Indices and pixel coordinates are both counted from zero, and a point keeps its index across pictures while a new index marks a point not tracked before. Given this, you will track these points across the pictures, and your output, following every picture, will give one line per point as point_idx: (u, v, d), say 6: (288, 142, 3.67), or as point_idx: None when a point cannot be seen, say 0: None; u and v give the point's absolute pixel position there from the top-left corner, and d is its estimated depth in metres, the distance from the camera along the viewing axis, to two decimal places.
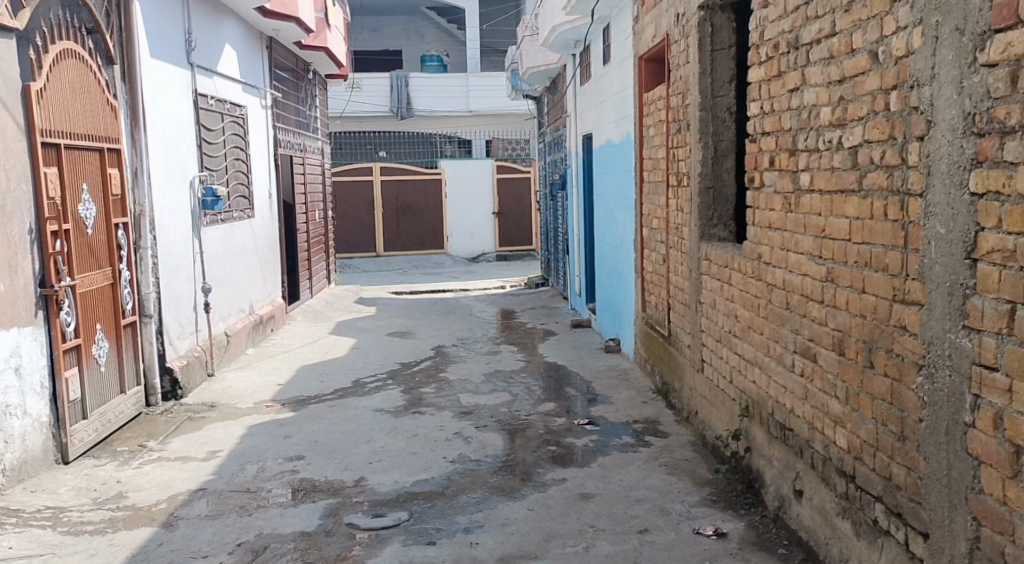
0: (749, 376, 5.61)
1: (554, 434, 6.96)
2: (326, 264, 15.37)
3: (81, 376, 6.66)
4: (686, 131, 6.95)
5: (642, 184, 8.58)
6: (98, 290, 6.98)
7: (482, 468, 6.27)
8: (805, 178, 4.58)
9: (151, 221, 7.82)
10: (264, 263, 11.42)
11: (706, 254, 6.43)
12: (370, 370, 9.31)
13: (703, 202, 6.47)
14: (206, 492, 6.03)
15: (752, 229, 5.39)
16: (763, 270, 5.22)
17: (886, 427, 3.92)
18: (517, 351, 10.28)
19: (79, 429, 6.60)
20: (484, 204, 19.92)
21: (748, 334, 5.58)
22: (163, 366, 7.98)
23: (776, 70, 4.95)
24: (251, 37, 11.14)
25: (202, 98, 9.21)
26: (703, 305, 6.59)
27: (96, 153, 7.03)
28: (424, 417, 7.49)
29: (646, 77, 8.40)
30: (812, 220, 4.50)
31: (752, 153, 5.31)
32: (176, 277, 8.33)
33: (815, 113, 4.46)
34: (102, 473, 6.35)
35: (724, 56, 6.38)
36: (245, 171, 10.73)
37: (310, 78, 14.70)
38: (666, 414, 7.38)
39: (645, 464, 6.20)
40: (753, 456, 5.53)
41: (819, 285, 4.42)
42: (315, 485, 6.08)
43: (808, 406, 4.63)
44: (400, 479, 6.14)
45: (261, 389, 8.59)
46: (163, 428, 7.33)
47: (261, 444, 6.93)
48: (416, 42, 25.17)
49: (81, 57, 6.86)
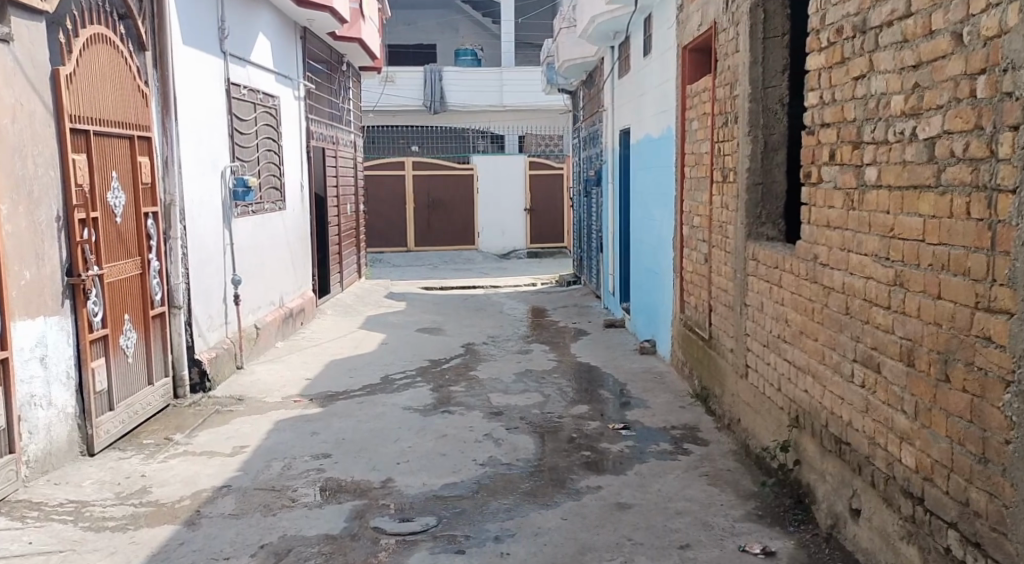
0: (800, 384, 5.27)
1: (588, 438, 6.66)
2: (356, 256, 15.15)
3: (107, 367, 6.42)
4: (734, 124, 6.62)
5: (683, 180, 8.26)
6: (126, 278, 6.75)
7: (514, 472, 5.97)
8: (872, 173, 4.26)
9: (181, 212, 7.58)
10: (295, 255, 11.20)
11: (754, 253, 6.11)
12: (399, 367, 9.04)
13: (752, 199, 6.16)
14: (230, 490, 5.77)
15: (807, 227, 5.06)
16: (819, 272, 4.89)
17: (962, 447, 3.59)
18: (549, 350, 9.99)
19: (105, 420, 6.36)
20: (517, 201, 19.56)
21: (801, 339, 5.25)
22: (192, 358, 7.72)
23: (839, 56, 4.63)
24: (286, 27, 10.91)
25: (234, 87, 8.97)
26: (749, 307, 6.27)
27: (126, 141, 6.80)
28: (454, 417, 7.21)
29: (691, 68, 8.08)
30: (879, 219, 4.18)
31: (809, 146, 4.98)
32: (206, 269, 8.10)
33: (885, 102, 4.13)
34: (127, 467, 6.11)
35: (777, 45, 6.06)
36: (276, 162, 10.49)
37: (344, 68, 14.46)
38: (705, 420, 7.07)
39: (683, 474, 5.88)
40: (804, 469, 5.20)
41: (886, 290, 4.10)
42: (342, 486, 5.81)
43: (869, 420, 4.30)
44: (429, 481, 5.86)
45: (288, 383, 8.34)
46: (191, 421, 7.08)
47: (288, 440, 6.67)
48: (450, 36, 24.90)
49: (112, 42, 6.63)
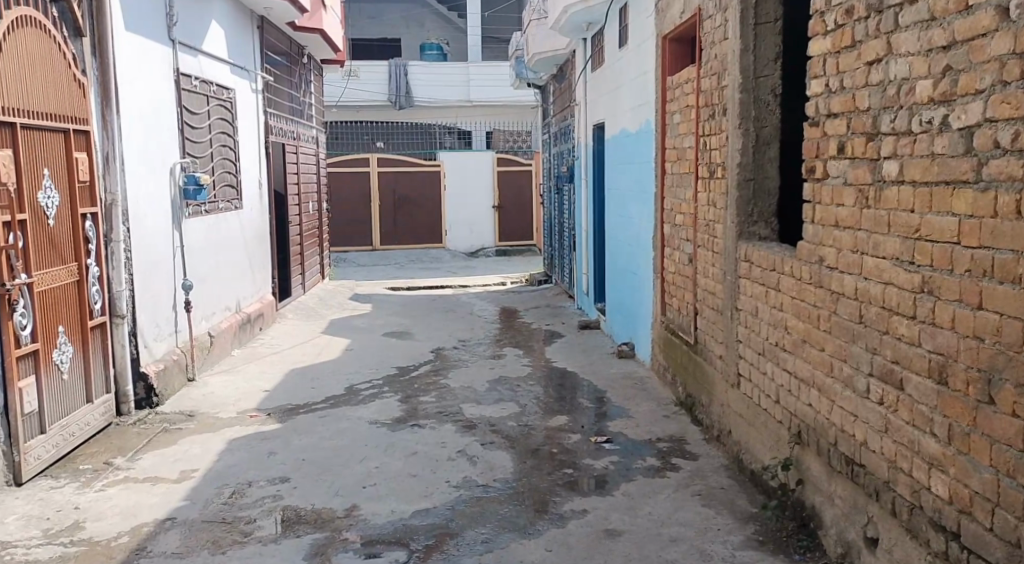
0: (801, 397, 4.81)
1: (569, 454, 6.19)
2: (319, 257, 14.58)
3: (38, 387, 5.90)
4: (721, 116, 6.18)
5: (663, 176, 7.82)
6: (61, 287, 6.22)
7: (490, 496, 5.50)
8: (892, 167, 3.83)
9: (124, 210, 7.03)
10: (252, 257, 10.63)
11: (746, 255, 5.65)
12: (364, 376, 8.52)
13: (743, 195, 5.71)
14: (176, 523, 5.26)
15: (809, 227, 4.60)
16: (826, 276, 4.43)
17: (1013, 480, 3.22)
18: (522, 354, 9.50)
19: (35, 445, 5.84)
20: (484, 198, 19.13)
21: (804, 348, 4.77)
22: (138, 372, 7.19)
23: (848, 39, 4.19)
24: (241, 16, 10.34)
25: (185, 79, 8.41)
26: (740, 312, 5.81)
27: (60, 135, 6.27)
28: (424, 432, 6.71)
29: (672, 58, 7.64)
30: (900, 218, 3.76)
31: (813, 139, 4.52)
32: (154, 274, 7.56)
33: (907, 88, 3.71)
34: (59, 498, 5.58)
35: (769, 31, 5.62)
36: (232, 159, 9.93)
37: (305, 61, 13.89)
38: (692, 431, 6.62)
39: (676, 494, 5.42)
40: (808, 490, 4.73)
41: (910, 298, 3.68)
42: (300, 516, 5.31)
43: (889, 443, 3.85)
44: (397, 508, 5.37)
45: (244, 395, 7.80)
46: (135, 442, 6.54)
47: (242, 463, 6.14)
48: (415, 31, 24.33)
49: (42, 26, 6.09)
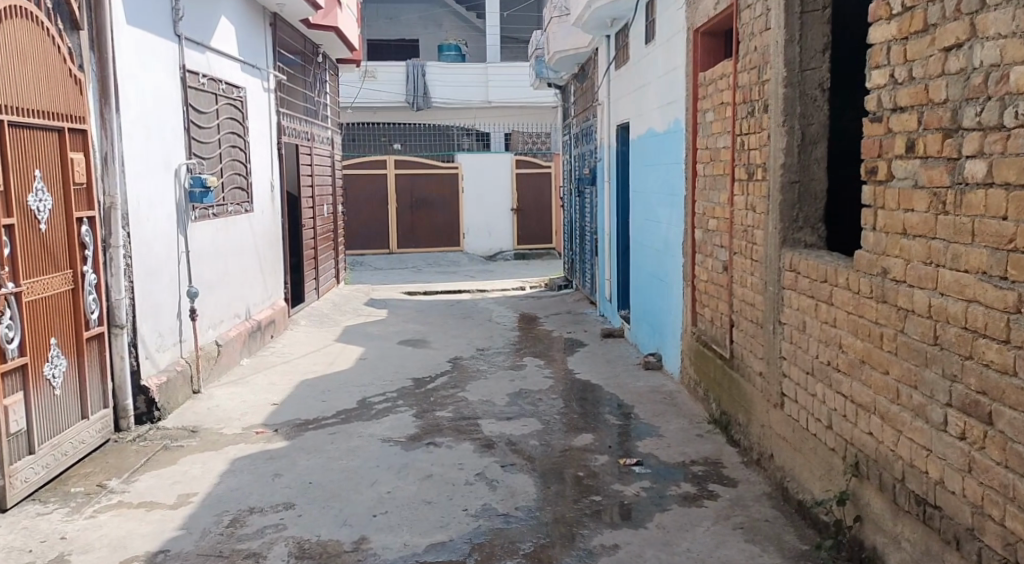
0: (858, 424, 4.32)
1: (595, 479, 5.70)
2: (334, 263, 14.14)
3: (26, 404, 5.47)
4: (762, 113, 5.68)
5: (694, 178, 7.32)
6: (54, 295, 5.80)
7: (511, 527, 5.03)
8: (976, 167, 3.43)
9: (123, 214, 6.58)
10: (263, 262, 10.19)
11: (791, 264, 5.16)
12: (378, 387, 8.06)
13: (787, 199, 5.21)
14: (168, 557, 4.81)
15: (868, 236, 4.10)
16: (889, 290, 3.94)
17: None
18: (543, 365, 9.01)
19: (22, 468, 5.41)
20: (504, 200, 18.61)
21: (862, 370, 4.29)
22: (138, 385, 6.75)
23: (919, 23, 3.71)
24: (252, 12, 9.91)
25: (191, 76, 7.97)
26: (783, 326, 5.31)
27: (54, 135, 5.84)
28: (439, 451, 6.24)
29: (703, 53, 7.15)
30: (989, 227, 3.37)
31: (874, 136, 4.02)
32: (157, 281, 7.13)
33: (997, 76, 3.32)
34: (45, 526, 5.15)
35: (816, 20, 5.12)
36: (242, 160, 9.50)
37: (319, 61, 13.43)
38: (728, 452, 6.13)
39: (716, 527, 4.93)
40: (867, 529, 4.25)
41: (1002, 319, 3.31)
42: (304, 549, 4.85)
43: (974, 484, 3.45)
44: (410, 541, 4.90)
45: (252, 409, 7.35)
46: (133, 462, 6.10)
47: (244, 486, 5.69)
48: (433, 31, 23.91)
49: (35, 18, 5.65)
